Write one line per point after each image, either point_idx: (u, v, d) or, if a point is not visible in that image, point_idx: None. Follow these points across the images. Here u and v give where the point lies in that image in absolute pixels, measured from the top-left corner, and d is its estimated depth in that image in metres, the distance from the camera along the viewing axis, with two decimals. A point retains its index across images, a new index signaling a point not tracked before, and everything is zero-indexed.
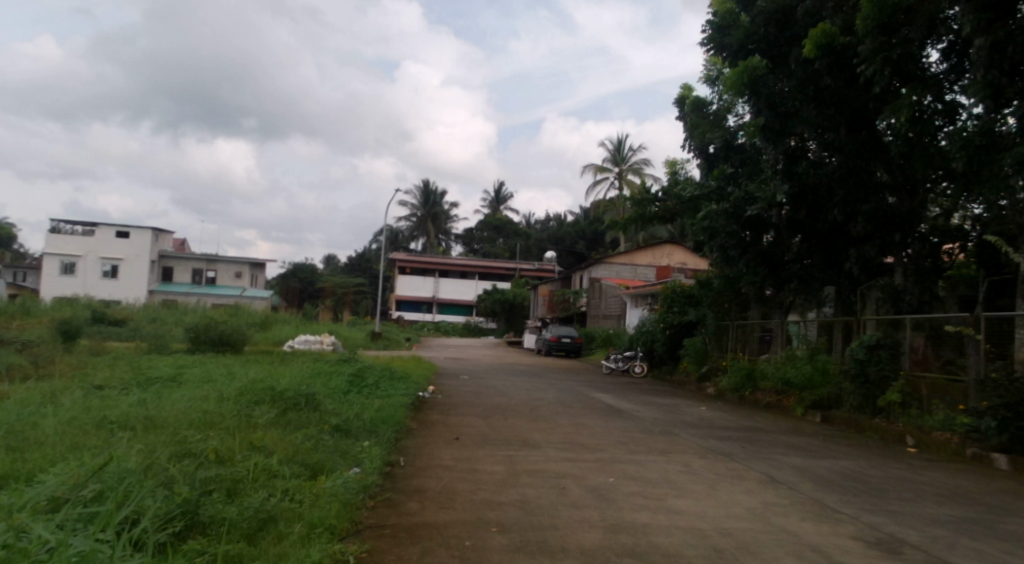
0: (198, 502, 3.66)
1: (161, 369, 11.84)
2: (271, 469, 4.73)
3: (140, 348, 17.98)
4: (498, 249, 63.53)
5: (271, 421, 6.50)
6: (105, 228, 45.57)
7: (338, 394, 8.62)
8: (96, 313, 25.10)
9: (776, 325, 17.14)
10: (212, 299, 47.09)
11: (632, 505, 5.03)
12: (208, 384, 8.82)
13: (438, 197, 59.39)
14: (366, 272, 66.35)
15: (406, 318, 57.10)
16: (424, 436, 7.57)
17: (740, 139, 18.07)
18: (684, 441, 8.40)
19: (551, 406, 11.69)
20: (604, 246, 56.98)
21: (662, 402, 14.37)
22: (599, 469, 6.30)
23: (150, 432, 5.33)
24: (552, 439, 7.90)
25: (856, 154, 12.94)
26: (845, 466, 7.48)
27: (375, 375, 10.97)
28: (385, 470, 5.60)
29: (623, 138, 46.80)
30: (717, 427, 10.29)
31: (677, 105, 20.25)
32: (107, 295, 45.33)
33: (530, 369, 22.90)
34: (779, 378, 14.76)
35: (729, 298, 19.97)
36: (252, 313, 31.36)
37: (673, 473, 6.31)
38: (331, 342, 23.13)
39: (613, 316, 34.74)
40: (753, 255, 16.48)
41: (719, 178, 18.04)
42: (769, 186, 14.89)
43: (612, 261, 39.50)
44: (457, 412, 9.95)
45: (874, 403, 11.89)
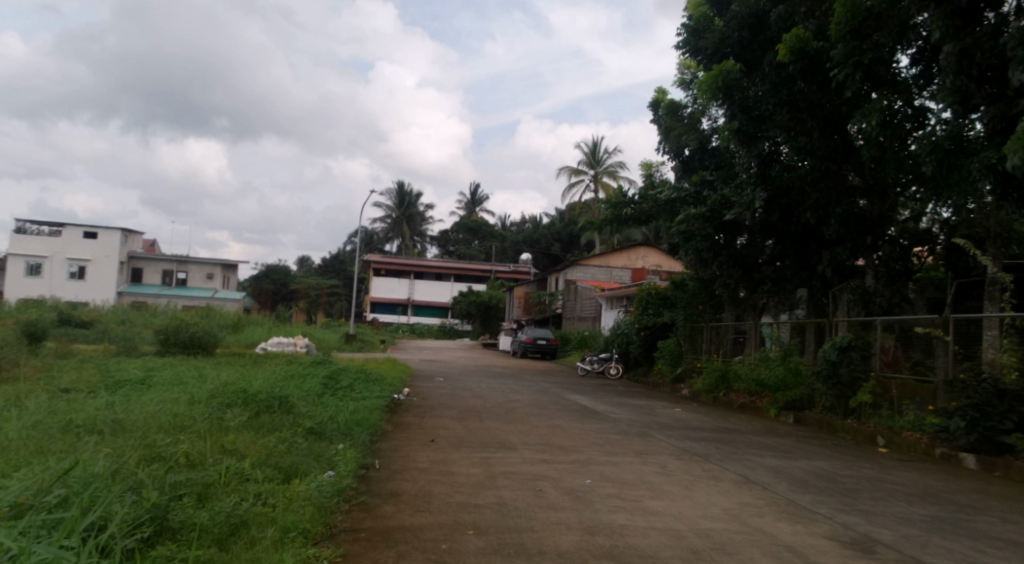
0: (168, 507, 3.58)
1: (130, 371, 11.58)
2: (244, 473, 4.63)
3: (108, 350, 17.57)
4: (474, 251, 63.50)
5: (243, 424, 6.38)
6: (73, 227, 44.48)
7: (312, 396, 8.51)
8: (63, 315, 24.47)
9: (750, 327, 17.38)
10: (183, 301, 46.23)
11: (609, 506, 5.06)
12: (179, 387, 8.66)
13: (414, 198, 59.18)
14: (340, 274, 65.78)
15: (382, 320, 56.70)
16: (400, 439, 7.52)
17: (714, 142, 18.45)
18: (660, 442, 8.47)
19: (527, 408, 11.70)
20: (579, 248, 57.24)
21: (638, 404, 14.48)
22: (576, 470, 6.32)
23: (117, 436, 5.20)
24: (529, 441, 7.90)
25: (827, 158, 13.22)
26: (819, 466, 7.60)
27: (349, 377, 10.86)
28: (360, 473, 5.53)
29: (599, 142, 47.10)
30: (692, 428, 10.42)
31: (652, 108, 20.56)
32: (74, 296, 44.19)
33: (506, 372, 22.91)
34: (752, 379, 14.97)
35: (704, 300, 20.22)
36: (225, 315, 30.89)
37: (649, 474, 6.35)
38: (305, 345, 22.84)
39: (588, 319, 34.90)
40: (726, 258, 16.92)
41: (697, 182, 18.38)
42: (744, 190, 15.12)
43: (588, 263, 39.72)
44: (434, 415, 9.90)
45: (846, 405, 12.12)
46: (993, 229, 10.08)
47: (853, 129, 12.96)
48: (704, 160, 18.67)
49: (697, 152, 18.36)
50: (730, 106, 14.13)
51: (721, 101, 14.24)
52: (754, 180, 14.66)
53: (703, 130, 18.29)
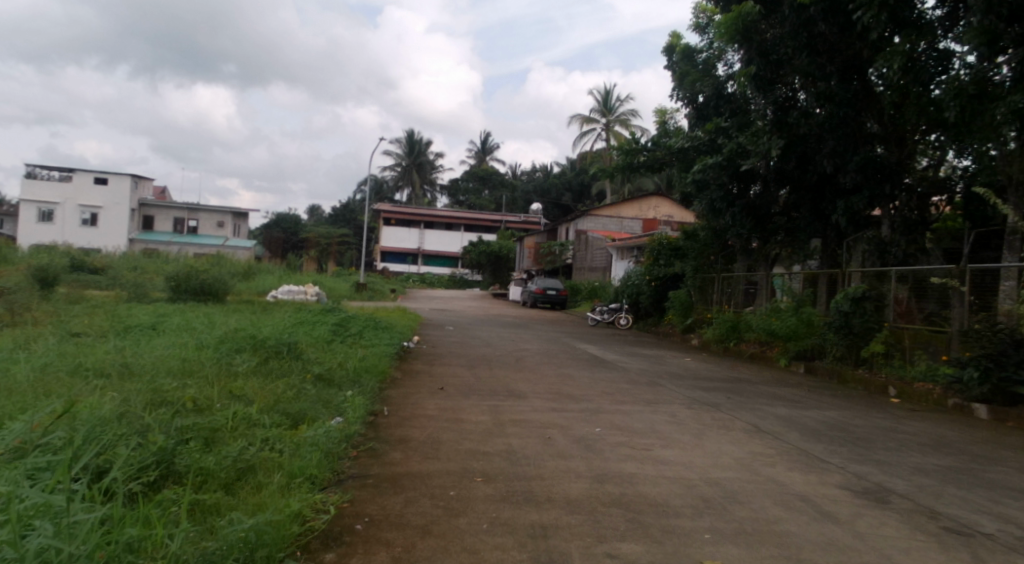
0: (176, 451, 3.55)
1: (140, 317, 11.61)
2: (251, 418, 4.62)
3: (120, 297, 17.66)
4: (485, 201, 62.96)
5: (251, 370, 6.37)
6: (83, 174, 44.43)
7: (321, 343, 8.49)
8: (74, 262, 24.55)
9: (762, 277, 17.19)
10: (195, 249, 46.44)
11: (619, 455, 5.02)
12: (187, 332, 8.66)
13: (424, 146, 58.34)
14: (351, 223, 65.66)
15: (392, 270, 56.77)
16: (410, 386, 7.51)
17: (729, 88, 18.08)
18: (670, 392, 8.41)
19: (537, 357, 11.70)
20: (591, 198, 56.60)
21: (648, 353, 14.47)
22: (585, 419, 6.28)
23: (124, 380, 5.20)
24: (539, 390, 7.86)
25: (848, 103, 12.79)
26: (829, 416, 7.55)
27: (359, 324, 10.85)
28: (369, 420, 5.50)
29: (612, 88, 45.92)
30: (702, 378, 10.37)
31: (666, 53, 19.88)
32: (87, 243, 44.53)
33: (516, 321, 22.96)
34: (763, 329, 14.86)
35: (716, 251, 19.94)
36: (236, 262, 30.97)
37: (659, 423, 6.29)
38: (316, 292, 22.91)
39: (598, 270, 34.72)
40: (741, 208, 16.50)
41: (711, 131, 17.59)
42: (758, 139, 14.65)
43: (599, 213, 39.32)
44: (443, 363, 9.90)
45: (858, 355, 11.98)
46: (1016, 177, 9.70)
47: (876, 72, 12.50)
48: (717, 107, 18.39)
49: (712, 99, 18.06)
50: (748, 50, 13.88)
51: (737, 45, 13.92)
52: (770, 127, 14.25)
53: (718, 76, 17.89)
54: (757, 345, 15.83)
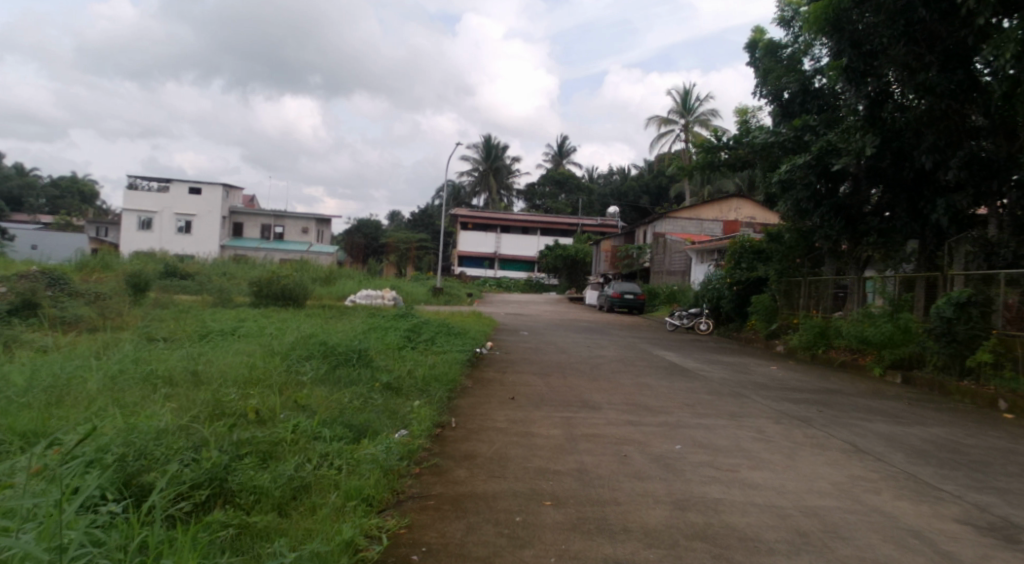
0: (229, 469, 3.53)
1: (222, 322, 12.00)
2: (313, 430, 4.57)
3: (208, 302, 18.48)
4: (561, 204, 62.49)
5: (319, 379, 6.37)
6: (179, 183, 47.40)
7: (391, 349, 8.42)
8: (170, 268, 26.08)
9: (852, 281, 15.94)
10: (281, 255, 48.56)
11: (701, 475, 4.45)
12: (260, 338, 8.81)
13: (500, 151, 58.71)
14: (428, 228, 66.91)
15: (469, 274, 57.31)
16: (479, 395, 7.26)
17: (817, 83, 17.05)
18: (757, 405, 7.68)
19: (612, 364, 11.20)
20: (670, 201, 55.12)
21: (731, 361, 13.67)
22: (663, 435, 5.74)
23: (193, 389, 5.27)
24: (614, 401, 7.37)
25: (951, 95, 11.70)
26: (936, 434, 6.32)
27: (430, 330, 10.74)
28: (435, 432, 5.31)
29: (690, 88, 44.56)
30: (792, 388, 9.54)
31: (749, 50, 18.99)
32: (180, 249, 47.14)
33: (592, 326, 22.44)
34: (854, 335, 13.77)
35: (802, 253, 18.71)
36: (318, 268, 32.06)
37: (745, 440, 5.63)
38: (392, 297, 23.28)
39: (677, 273, 33.58)
40: (828, 208, 15.42)
41: (798, 127, 16.58)
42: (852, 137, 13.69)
43: (677, 215, 38.22)
44: (515, 370, 9.59)
45: (962, 364, 10.87)
46: None
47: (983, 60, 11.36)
48: (804, 103, 17.37)
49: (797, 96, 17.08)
50: (838, 40, 12.83)
51: (827, 35, 12.90)
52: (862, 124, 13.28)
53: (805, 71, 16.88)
54: (847, 353, 14.72)
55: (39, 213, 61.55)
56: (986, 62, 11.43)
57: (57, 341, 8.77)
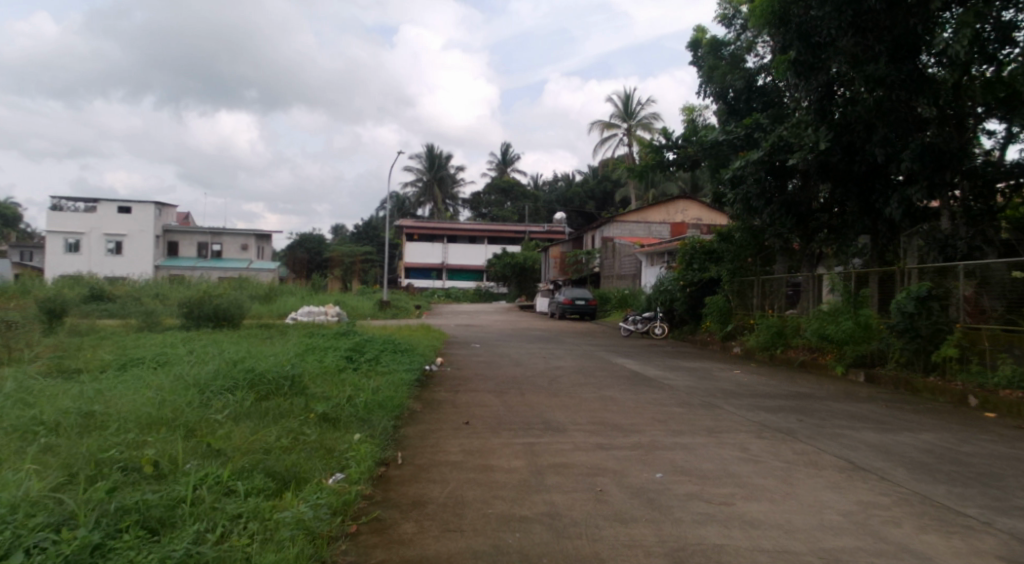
0: (101, 552, 2.63)
1: (143, 349, 10.83)
2: (225, 482, 3.69)
3: (131, 326, 16.97)
4: (507, 212, 62.02)
5: (240, 415, 5.46)
6: (106, 203, 44.64)
7: (329, 372, 7.53)
8: (92, 291, 24.19)
9: (806, 279, 15.77)
10: (218, 273, 46.36)
11: (695, 514, 3.82)
12: (178, 366, 7.77)
13: (444, 160, 57.94)
14: (374, 241, 65.37)
15: (417, 285, 56.10)
16: (430, 421, 6.48)
17: (761, 80, 17.11)
18: (733, 416, 7.18)
19: (571, 377, 10.61)
20: (616, 205, 55.49)
21: (693, 366, 13.25)
22: (641, 461, 5.12)
23: (76, 438, 4.27)
24: (580, 421, 6.74)
25: (901, 86, 11.69)
26: (927, 441, 5.93)
27: (375, 348, 9.88)
28: (377, 473, 4.50)
29: (631, 93, 44.95)
30: (761, 394, 9.14)
31: (691, 49, 18.90)
32: (111, 271, 44.58)
33: (545, 335, 21.85)
34: (813, 332, 13.56)
35: (753, 253, 18.68)
36: (258, 285, 30.46)
37: (731, 463, 5.07)
38: (336, 314, 22.15)
39: (627, 277, 33.47)
40: (778, 205, 15.21)
41: (748, 123, 16.36)
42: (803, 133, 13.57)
43: (625, 219, 38.26)
44: (468, 389, 8.85)
45: (926, 359, 10.78)
46: None
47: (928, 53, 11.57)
48: (749, 101, 17.38)
49: (743, 92, 17.07)
50: (787, 34, 12.75)
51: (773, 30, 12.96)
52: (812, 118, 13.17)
53: (749, 68, 16.89)
54: (806, 351, 14.56)
55: None
56: (933, 54, 11.40)
57: None
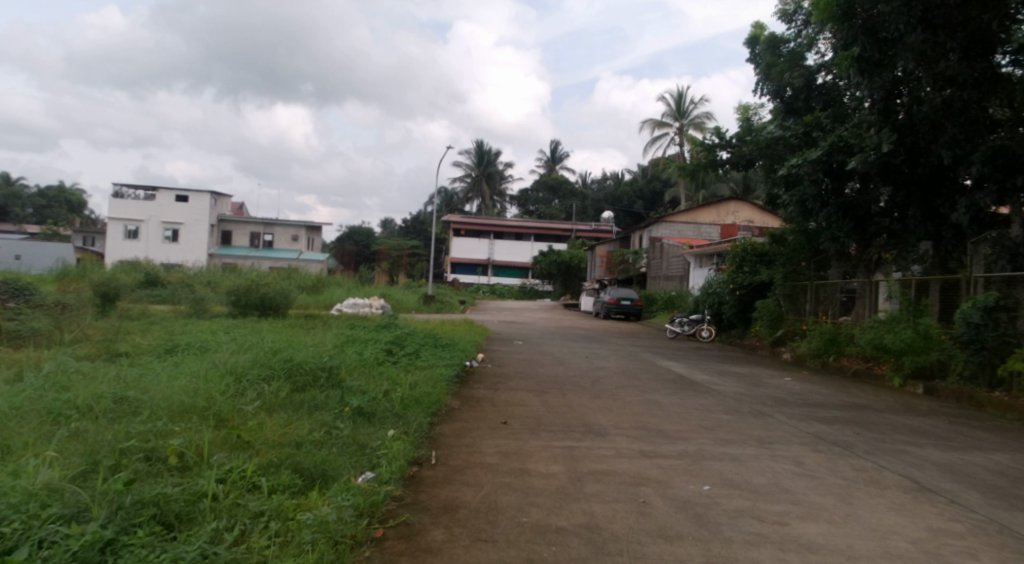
0: (112, 549, 2.54)
1: (190, 335, 11.02)
2: (249, 478, 3.59)
3: (182, 312, 17.41)
4: (554, 210, 61.59)
5: (274, 406, 5.39)
6: (165, 192, 46.23)
7: (367, 365, 7.43)
8: (149, 277, 25.03)
9: (863, 285, 15.02)
10: (270, 263, 47.51)
11: (746, 533, 3.49)
12: (219, 354, 7.81)
13: (493, 156, 57.95)
14: (421, 235, 65.91)
15: (462, 280, 56.27)
16: (467, 420, 6.29)
17: (822, 79, 16.33)
18: (786, 427, 6.75)
19: (614, 378, 10.28)
20: (665, 205, 54.47)
21: (741, 372, 12.73)
22: (687, 472, 4.80)
23: (107, 426, 4.26)
24: (622, 425, 6.44)
25: (973, 85, 11.06)
26: (1003, 462, 5.41)
27: (415, 342, 9.77)
28: (409, 473, 4.33)
29: (684, 90, 43.97)
30: (815, 404, 8.64)
31: (748, 45, 18.20)
32: (165, 258, 46.14)
33: (589, 334, 21.46)
34: (867, 342, 12.84)
35: (807, 256, 17.89)
36: (305, 275, 30.99)
37: (785, 477, 4.70)
38: (381, 306, 22.30)
39: (675, 278, 32.73)
40: (835, 208, 14.50)
41: (807, 121, 15.63)
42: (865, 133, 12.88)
43: (674, 219, 37.43)
44: (507, 387, 8.65)
45: (992, 374, 10.03)
46: None
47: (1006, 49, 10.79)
48: (808, 100, 16.60)
49: (801, 91, 16.34)
50: (850, 27, 11.86)
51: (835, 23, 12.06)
52: (875, 118, 12.48)
53: (809, 65, 16.15)
54: (861, 361, 13.83)
55: (24, 223, 59.94)
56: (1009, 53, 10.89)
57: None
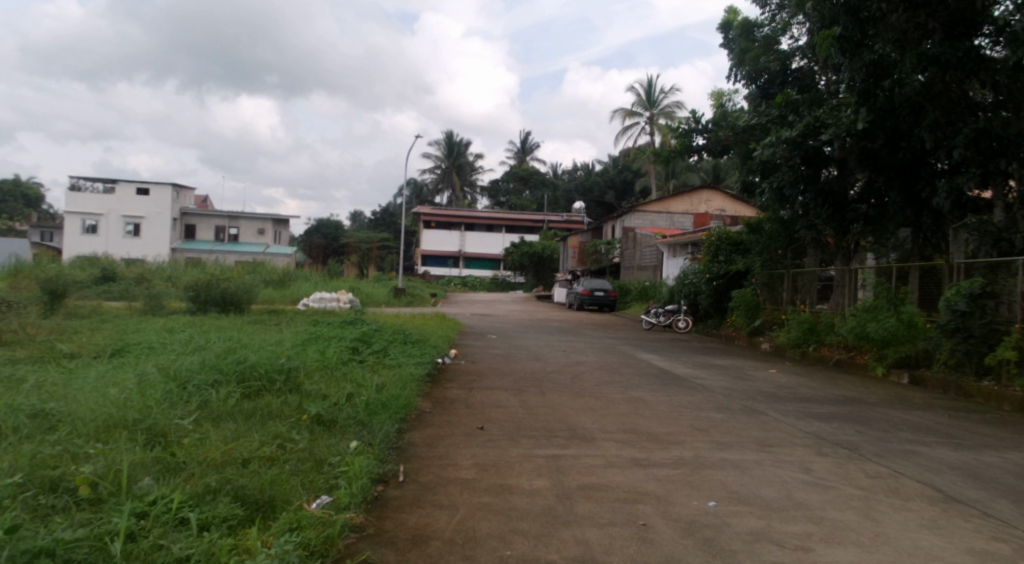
0: None
1: (140, 334, 10.21)
2: (178, 509, 2.90)
3: (137, 309, 16.42)
4: (526, 200, 61.01)
5: (220, 417, 4.71)
6: (124, 185, 44.43)
7: (329, 366, 6.76)
8: (103, 272, 23.81)
9: (840, 272, 14.75)
10: (235, 257, 46.07)
11: (770, 563, 2.99)
12: (166, 355, 7.08)
13: (464, 147, 57.12)
14: (391, 227, 64.83)
15: (434, 273, 55.40)
16: (440, 425, 5.70)
17: (796, 63, 16.02)
18: (783, 426, 6.33)
19: (594, 374, 9.80)
20: (636, 195, 54.35)
21: (723, 364, 12.36)
22: (687, 484, 4.30)
23: (10, 448, 3.51)
24: (610, 428, 5.94)
25: (956, 65, 10.73)
26: (1018, 461, 5.05)
27: (384, 339, 9.12)
28: (373, 495, 3.72)
29: (654, 80, 43.74)
30: (807, 398, 8.26)
31: (722, 30, 17.79)
32: (126, 253, 44.39)
33: (564, 326, 21.00)
34: (848, 331, 12.44)
35: (783, 245, 17.61)
36: (272, 269, 29.93)
37: (794, 489, 4.23)
38: (349, 300, 21.52)
39: (648, 269, 32.48)
40: (813, 193, 14.21)
41: (782, 105, 15.29)
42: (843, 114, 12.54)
43: (646, 209, 37.18)
44: (483, 386, 8.08)
45: (979, 362, 9.77)
46: None
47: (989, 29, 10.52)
48: (784, 85, 16.27)
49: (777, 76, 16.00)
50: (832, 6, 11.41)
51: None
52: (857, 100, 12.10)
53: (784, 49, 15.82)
54: (842, 350, 13.57)
55: None
56: (990, 33, 10.56)
57: None
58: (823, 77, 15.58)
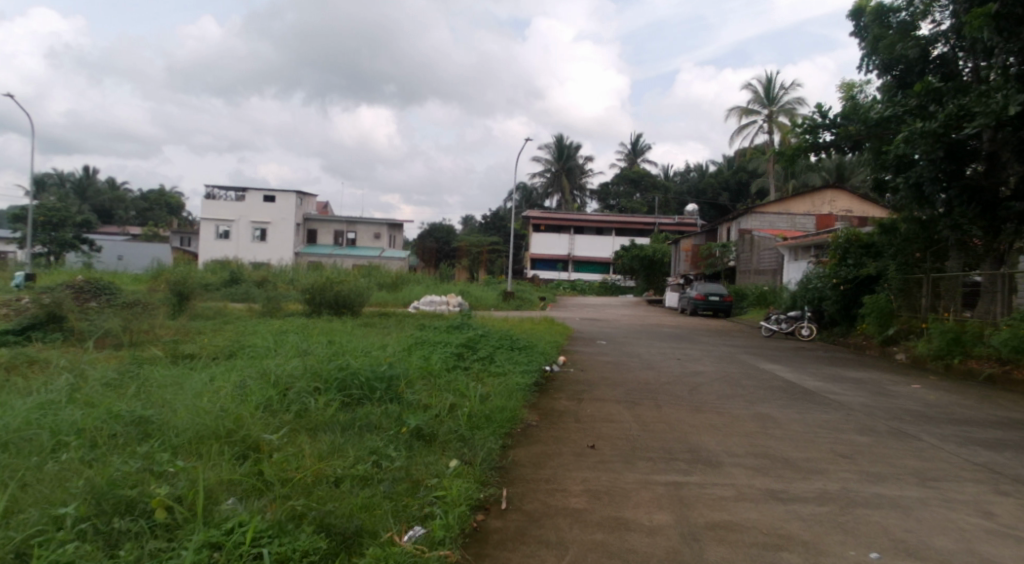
0: None
1: (257, 335, 10.52)
2: (255, 536, 2.68)
3: (259, 310, 17.30)
4: (636, 203, 59.48)
5: (318, 427, 4.57)
6: (253, 192, 47.92)
7: (433, 374, 6.51)
8: (234, 275, 25.58)
9: (988, 277, 12.56)
10: (352, 261, 48.23)
11: None
12: (280, 358, 7.17)
13: (573, 151, 56.72)
14: (501, 232, 65.63)
15: (542, 276, 55.21)
16: (548, 442, 5.26)
17: (938, 49, 14.09)
18: (944, 455, 5.04)
19: (711, 387, 8.83)
20: (754, 197, 51.43)
21: (860, 378, 10.87)
22: (837, 526, 3.40)
23: (101, 461, 3.48)
24: (734, 452, 5.07)
25: None
26: None
27: (489, 345, 8.77)
28: (471, 526, 3.35)
29: (773, 75, 41.18)
30: (970, 419, 6.79)
31: (853, 18, 15.91)
32: (253, 257, 47.73)
33: (678, 332, 19.89)
34: (1001, 343, 10.53)
35: (921, 246, 15.38)
36: (386, 273, 30.94)
37: (984, 543, 3.19)
38: (458, 303, 21.66)
39: (768, 272, 30.31)
40: (958, 189, 12.51)
41: (921, 93, 13.21)
42: (992, 101, 10.70)
43: (765, 210, 34.84)
44: (590, 397, 7.46)
45: None
46: None
47: None
48: (923, 74, 14.45)
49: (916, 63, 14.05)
50: None
51: None
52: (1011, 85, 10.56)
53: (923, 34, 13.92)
54: (994, 363, 11.37)
55: (130, 225, 64.02)
56: None
57: (67, 359, 7.58)
58: (969, 63, 13.72)
